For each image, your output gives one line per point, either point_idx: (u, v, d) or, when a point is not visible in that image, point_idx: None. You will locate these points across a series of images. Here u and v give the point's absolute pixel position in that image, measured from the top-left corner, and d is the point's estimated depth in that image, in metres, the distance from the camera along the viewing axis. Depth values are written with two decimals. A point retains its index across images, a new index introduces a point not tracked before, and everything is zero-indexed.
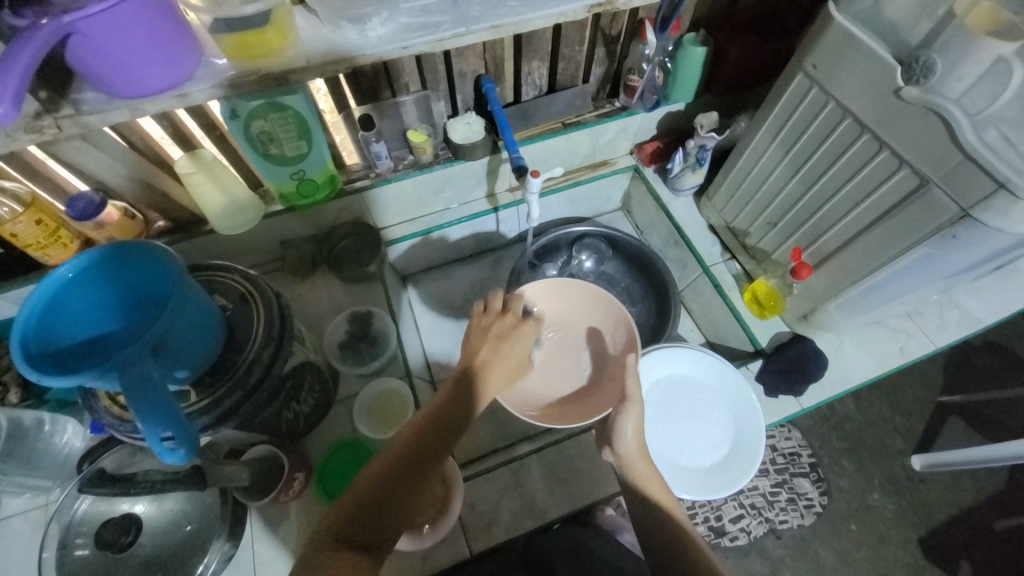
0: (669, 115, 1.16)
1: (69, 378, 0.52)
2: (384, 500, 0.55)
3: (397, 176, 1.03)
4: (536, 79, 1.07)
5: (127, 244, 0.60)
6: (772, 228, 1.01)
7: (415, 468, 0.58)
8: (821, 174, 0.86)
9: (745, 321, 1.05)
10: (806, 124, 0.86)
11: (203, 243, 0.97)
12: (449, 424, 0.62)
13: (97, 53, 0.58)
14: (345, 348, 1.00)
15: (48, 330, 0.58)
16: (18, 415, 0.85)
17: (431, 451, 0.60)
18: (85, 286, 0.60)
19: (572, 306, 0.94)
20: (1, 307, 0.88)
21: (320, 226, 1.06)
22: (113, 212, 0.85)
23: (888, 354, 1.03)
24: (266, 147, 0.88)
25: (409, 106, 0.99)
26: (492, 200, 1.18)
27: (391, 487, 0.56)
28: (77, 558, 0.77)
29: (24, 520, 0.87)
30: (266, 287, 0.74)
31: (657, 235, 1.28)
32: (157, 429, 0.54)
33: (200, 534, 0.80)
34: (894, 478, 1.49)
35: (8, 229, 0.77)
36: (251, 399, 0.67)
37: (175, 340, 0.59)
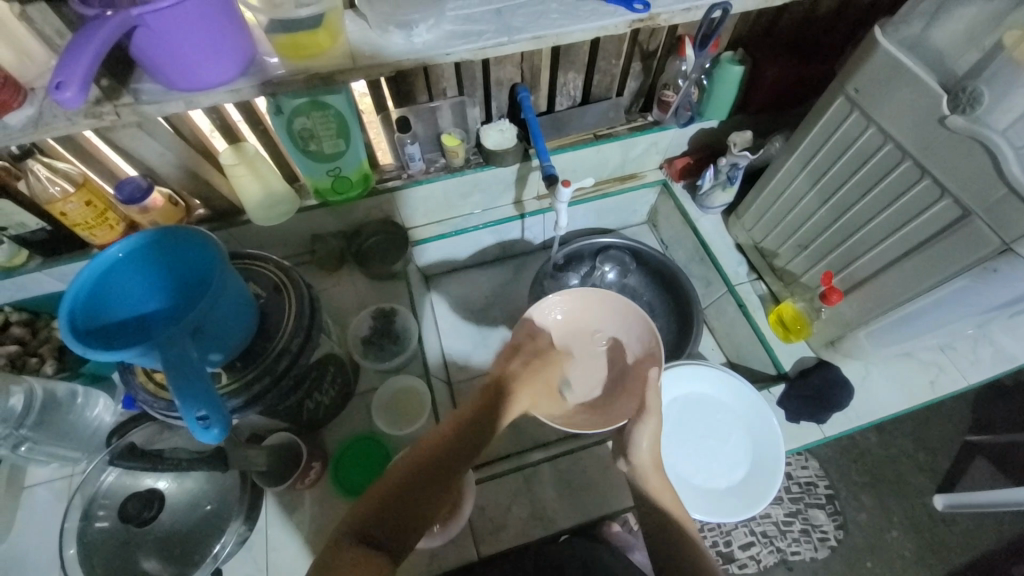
0: (701, 131, 1.15)
1: (115, 353, 0.55)
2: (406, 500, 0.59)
3: (429, 178, 1.05)
4: (571, 90, 1.08)
5: (174, 229, 0.63)
6: (803, 250, 1.00)
7: (439, 470, 0.62)
8: (856, 199, 0.85)
9: (769, 343, 1.04)
10: (844, 148, 0.85)
11: (238, 232, 1.00)
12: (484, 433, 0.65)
13: (160, 46, 0.61)
14: (367, 344, 1.01)
15: (96, 308, 0.61)
16: (53, 387, 0.88)
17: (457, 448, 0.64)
18: (132, 267, 0.63)
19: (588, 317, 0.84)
20: (46, 282, 0.92)
21: (350, 223, 1.08)
22: (158, 198, 0.88)
23: (917, 387, 1.00)
24: (306, 143, 0.91)
25: (445, 110, 1.01)
26: (519, 206, 1.20)
27: (413, 488, 0.60)
28: (98, 530, 0.80)
29: (49, 489, 0.90)
30: (298, 279, 0.76)
31: (682, 251, 1.27)
32: (191, 408, 0.55)
33: (218, 515, 0.82)
34: (915, 517, 1.43)
35: (60, 208, 0.81)
36: (278, 386, 0.69)
37: (213, 324, 0.61)
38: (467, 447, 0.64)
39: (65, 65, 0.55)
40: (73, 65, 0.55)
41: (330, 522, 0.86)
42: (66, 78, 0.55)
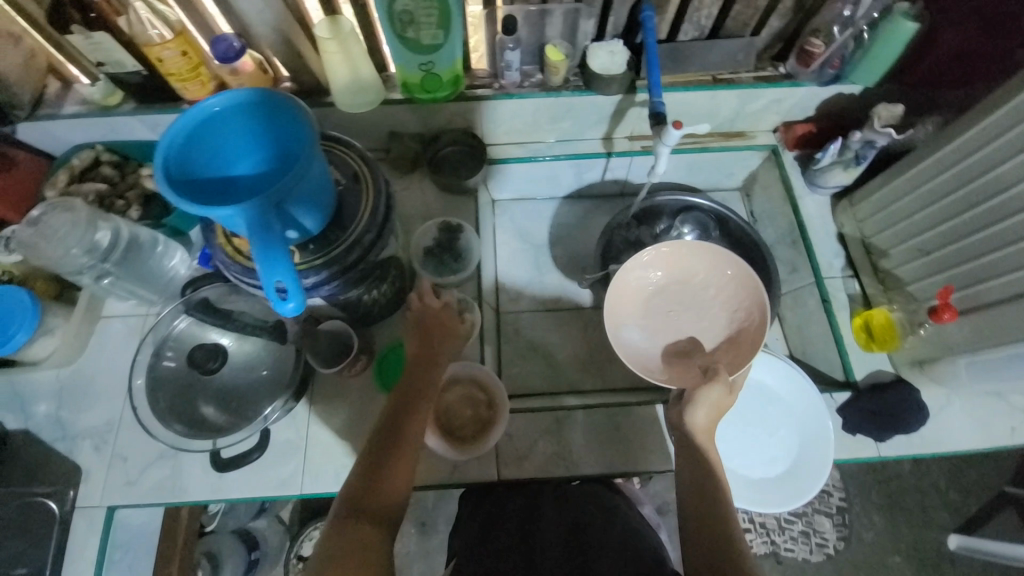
0: (837, 96, 1.00)
1: (204, 209, 0.54)
2: (371, 475, 0.67)
3: (521, 93, 0.96)
4: (701, 19, 0.94)
5: (272, 95, 0.61)
6: (922, 256, 0.88)
7: (387, 454, 0.69)
8: (1016, 210, 0.72)
9: (846, 348, 0.95)
10: (1019, 148, 0.71)
11: (319, 113, 0.97)
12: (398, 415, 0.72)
13: None
14: (428, 256, 1.00)
15: (189, 161, 0.60)
16: (137, 231, 0.93)
17: (406, 402, 0.75)
18: (227, 126, 0.61)
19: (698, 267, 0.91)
20: (138, 127, 0.94)
21: (429, 127, 1.03)
22: (249, 62, 0.86)
23: (997, 430, 0.90)
24: (403, 28, 0.84)
25: (555, 17, 0.91)
26: (607, 143, 1.10)
27: (377, 461, 0.68)
28: (164, 368, 0.87)
29: (124, 323, 0.98)
30: (378, 171, 0.73)
31: (772, 229, 1.16)
32: (270, 277, 0.56)
33: (269, 382, 0.87)
34: (925, 549, 1.39)
35: (157, 54, 0.80)
36: (346, 276, 0.69)
37: (298, 200, 0.60)
38: (408, 400, 0.75)
39: None
40: None
41: (365, 413, 0.90)
42: None
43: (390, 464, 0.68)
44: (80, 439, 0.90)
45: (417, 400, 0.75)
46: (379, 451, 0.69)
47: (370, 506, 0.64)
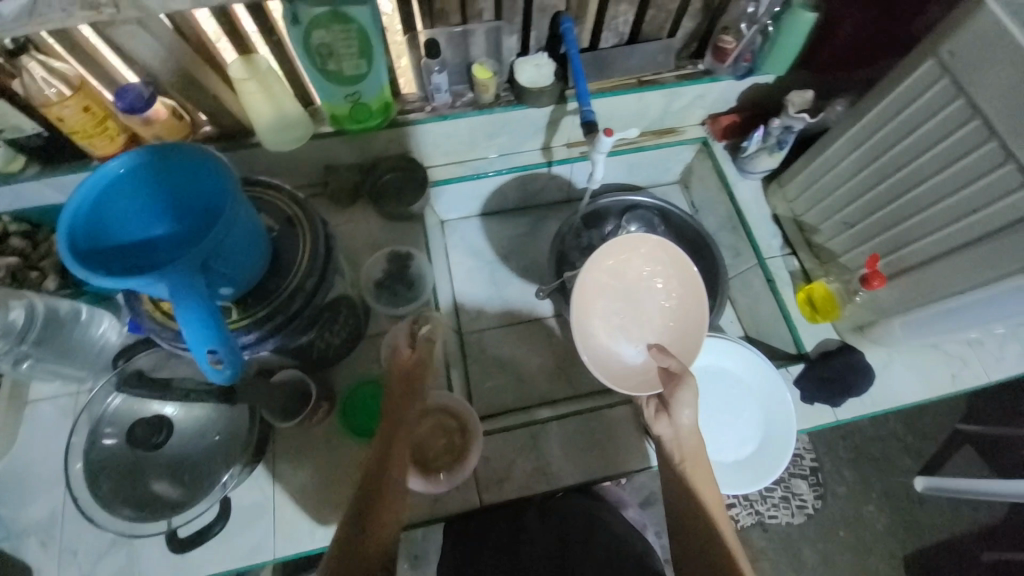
0: (754, 86, 1.05)
1: (118, 281, 0.51)
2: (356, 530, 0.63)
3: (455, 113, 0.96)
4: (619, 26, 0.97)
5: (182, 148, 0.57)
6: (848, 229, 0.94)
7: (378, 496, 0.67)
8: (922, 180, 0.78)
9: (794, 322, 1.00)
10: (918, 122, 0.77)
11: (247, 155, 0.93)
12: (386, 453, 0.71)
13: None
14: (380, 287, 0.98)
15: (97, 228, 0.56)
16: (55, 304, 0.86)
17: (386, 446, 0.72)
18: (135, 187, 0.57)
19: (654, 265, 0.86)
20: (44, 192, 0.87)
21: (366, 156, 1.01)
22: (161, 111, 0.81)
23: (937, 379, 0.98)
24: (323, 61, 0.82)
25: (478, 36, 0.91)
26: (546, 153, 1.11)
27: (361, 511, 0.65)
28: (104, 447, 0.80)
29: (55, 404, 0.90)
30: (313, 212, 0.71)
31: (713, 216, 1.21)
32: (203, 344, 0.53)
33: (225, 447, 0.82)
34: (893, 494, 1.47)
35: (56, 113, 0.74)
36: (292, 326, 0.66)
37: (224, 257, 0.57)
38: (387, 442, 0.72)
39: None
40: None
41: (334, 459, 0.86)
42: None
43: (374, 512, 0.66)
44: (24, 536, 0.81)
45: (395, 441, 0.73)
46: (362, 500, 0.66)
47: (356, 562, 0.60)
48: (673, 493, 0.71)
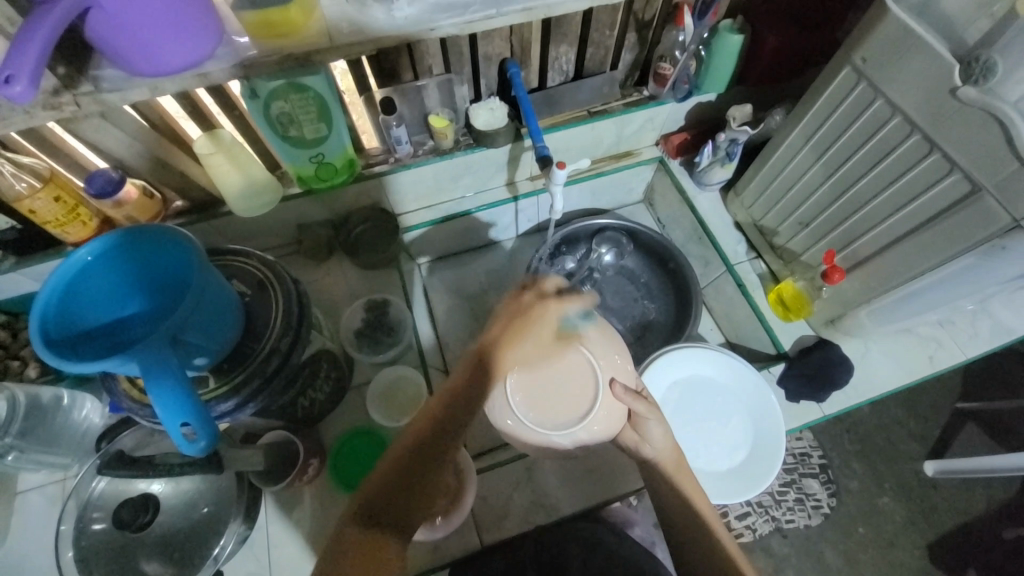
0: (698, 105, 1.11)
1: (93, 365, 0.52)
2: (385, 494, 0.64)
3: (417, 162, 1.00)
4: (563, 65, 1.02)
5: (149, 229, 0.59)
6: (804, 228, 0.98)
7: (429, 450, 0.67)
8: (859, 176, 0.83)
9: (769, 323, 1.03)
10: (848, 124, 0.81)
11: (219, 224, 0.95)
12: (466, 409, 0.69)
13: (117, 27, 0.55)
14: (360, 336, 1.00)
15: (68, 314, 0.57)
16: (37, 392, 0.86)
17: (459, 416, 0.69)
18: (105, 271, 0.59)
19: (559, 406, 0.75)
20: (21, 282, 0.88)
21: (337, 211, 1.04)
22: (132, 190, 0.84)
23: (915, 362, 1.00)
24: (285, 129, 0.85)
25: (431, 90, 0.96)
26: (511, 188, 1.15)
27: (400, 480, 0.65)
28: (94, 532, 0.79)
29: (42, 494, 0.89)
30: (283, 274, 0.73)
31: (679, 230, 1.25)
32: (176, 419, 0.53)
33: (215, 517, 0.81)
34: (905, 482, 1.46)
35: (28, 206, 0.76)
36: (270, 387, 0.68)
37: (195, 329, 0.59)
38: (462, 413, 0.69)
39: (12, 56, 0.50)
40: (19, 56, 0.50)
41: (331, 515, 0.87)
42: (14, 71, 0.50)
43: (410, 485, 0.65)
44: None
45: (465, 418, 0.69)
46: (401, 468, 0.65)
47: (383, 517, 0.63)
48: (669, 506, 0.73)
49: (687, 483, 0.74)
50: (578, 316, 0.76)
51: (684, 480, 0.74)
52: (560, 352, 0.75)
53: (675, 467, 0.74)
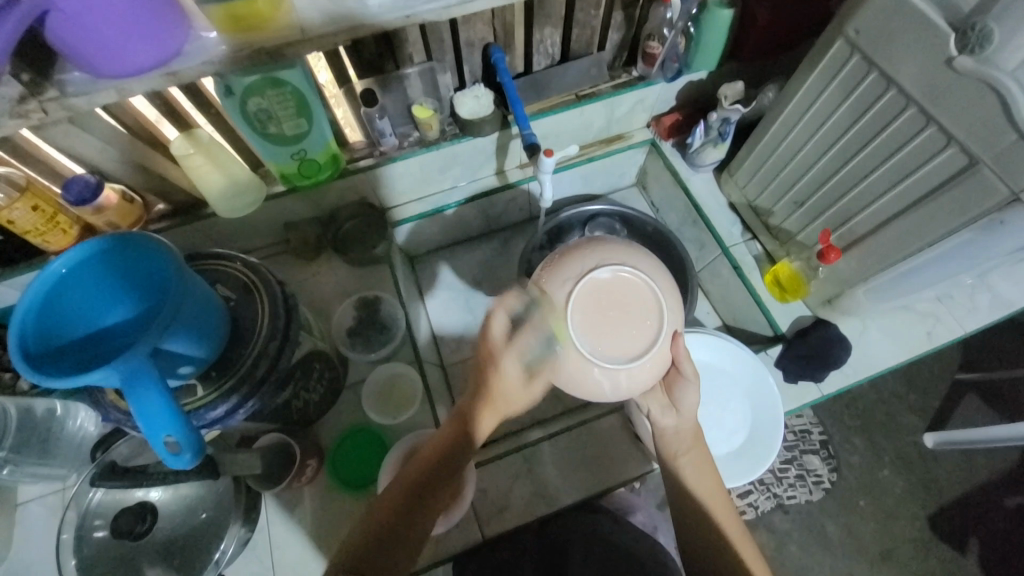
0: (689, 84, 1.08)
1: (74, 380, 0.51)
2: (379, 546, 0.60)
3: (403, 154, 0.97)
4: (548, 48, 1.00)
5: (126, 238, 0.58)
6: (798, 208, 0.97)
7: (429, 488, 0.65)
8: (854, 152, 0.81)
9: (765, 305, 1.03)
10: (842, 98, 0.79)
11: (204, 226, 0.93)
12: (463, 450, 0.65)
13: (75, 28, 0.52)
14: (353, 334, 0.99)
15: (47, 327, 0.56)
16: (30, 404, 0.86)
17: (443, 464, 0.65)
18: (82, 283, 0.58)
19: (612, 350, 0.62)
20: (6, 294, 0.87)
21: (323, 209, 1.02)
22: (112, 195, 0.82)
23: (914, 339, 0.99)
24: (264, 126, 0.83)
25: (413, 79, 0.93)
26: (501, 177, 1.13)
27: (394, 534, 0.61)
28: (96, 541, 0.79)
29: (42, 504, 0.89)
30: (267, 276, 0.72)
31: (674, 213, 1.24)
32: (159, 431, 0.53)
33: (215, 521, 0.81)
34: (905, 455, 1.47)
35: (5, 217, 0.74)
36: (261, 392, 0.67)
37: (179, 337, 0.58)
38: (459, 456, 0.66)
39: None
40: None
41: (333, 514, 0.87)
42: None
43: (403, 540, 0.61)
44: None
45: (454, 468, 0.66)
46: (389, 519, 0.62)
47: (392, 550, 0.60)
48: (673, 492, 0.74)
49: (697, 462, 0.74)
50: (641, 259, 0.67)
51: (687, 462, 0.74)
52: (631, 286, 0.63)
53: (684, 445, 0.75)
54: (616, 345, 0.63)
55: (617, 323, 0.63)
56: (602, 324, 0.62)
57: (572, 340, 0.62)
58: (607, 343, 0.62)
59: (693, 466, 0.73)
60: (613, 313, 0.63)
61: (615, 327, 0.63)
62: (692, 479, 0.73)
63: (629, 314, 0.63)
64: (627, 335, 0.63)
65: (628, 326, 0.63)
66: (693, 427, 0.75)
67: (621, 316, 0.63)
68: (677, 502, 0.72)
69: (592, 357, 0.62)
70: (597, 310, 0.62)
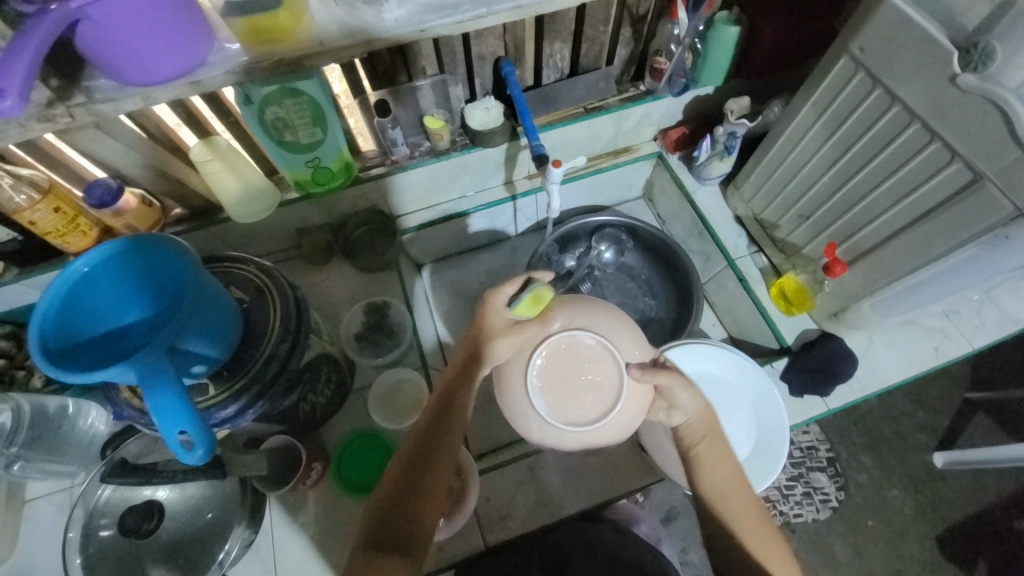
0: (696, 99, 1.09)
1: (92, 375, 0.52)
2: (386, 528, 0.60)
3: (414, 163, 0.99)
4: (558, 62, 1.02)
5: (146, 239, 0.60)
6: (804, 221, 0.97)
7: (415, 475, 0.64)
8: (860, 167, 0.82)
9: (771, 317, 1.03)
10: (847, 114, 0.80)
11: (219, 230, 0.96)
12: (441, 432, 0.67)
13: (106, 38, 0.55)
14: (361, 340, 1.00)
15: (68, 323, 0.58)
16: (42, 401, 0.87)
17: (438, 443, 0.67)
18: (102, 282, 0.60)
19: (556, 400, 0.65)
20: (24, 292, 0.89)
21: (335, 215, 1.04)
22: (131, 199, 0.84)
23: (921, 354, 0.99)
24: (280, 134, 0.85)
25: (426, 90, 0.95)
26: (509, 187, 1.15)
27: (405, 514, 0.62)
28: (102, 539, 0.79)
29: (49, 502, 0.90)
30: (281, 280, 0.74)
31: (680, 225, 1.25)
32: (173, 427, 0.53)
33: (221, 521, 0.81)
34: (915, 474, 1.44)
35: (28, 217, 0.77)
36: (271, 393, 0.68)
37: (193, 336, 0.59)
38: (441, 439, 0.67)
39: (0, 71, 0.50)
40: (7, 70, 0.50)
41: (336, 518, 0.87)
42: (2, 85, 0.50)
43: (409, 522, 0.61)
44: None
45: (447, 447, 0.67)
46: (392, 499, 0.62)
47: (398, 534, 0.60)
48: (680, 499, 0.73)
49: (708, 455, 0.71)
50: (634, 346, 0.67)
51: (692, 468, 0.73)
52: (604, 363, 0.65)
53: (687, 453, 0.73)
54: (560, 399, 0.65)
55: (571, 386, 0.65)
56: (556, 381, 0.65)
57: (524, 373, 0.66)
58: (553, 398, 0.65)
59: (705, 463, 0.71)
60: (576, 379, 0.65)
61: (567, 390, 0.65)
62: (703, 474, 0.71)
63: (588, 384, 0.65)
64: (577, 401, 0.65)
65: (583, 400, 0.65)
66: (704, 419, 0.73)
67: (584, 380, 0.65)
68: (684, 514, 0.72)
69: (535, 397, 0.65)
70: (564, 363, 0.65)
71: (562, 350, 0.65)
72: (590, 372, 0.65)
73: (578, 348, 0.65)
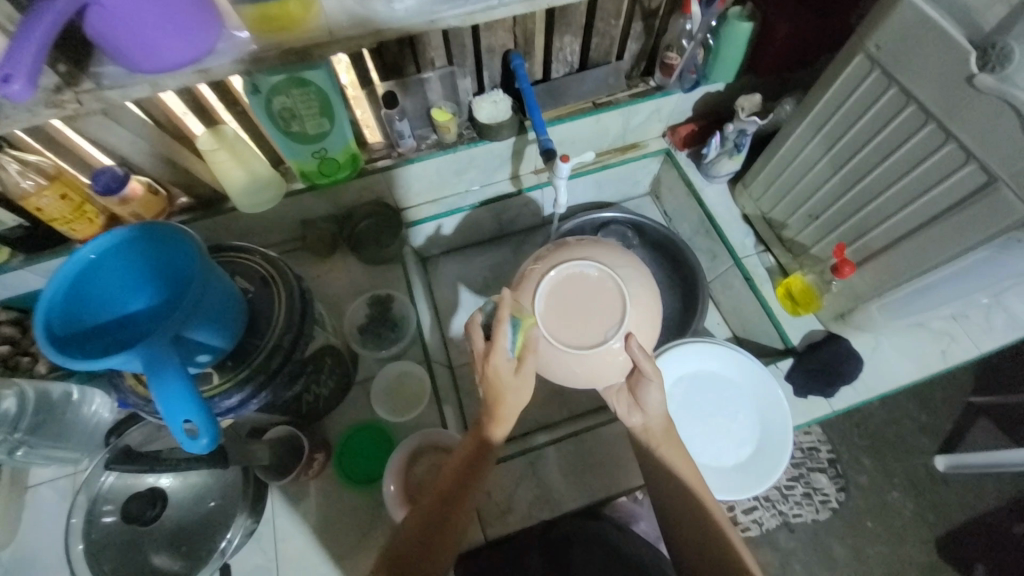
0: (706, 95, 1.08)
1: (98, 361, 0.53)
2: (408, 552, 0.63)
3: (420, 156, 0.98)
4: (567, 56, 1.01)
5: (154, 227, 0.60)
6: (813, 221, 0.96)
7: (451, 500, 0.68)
8: (871, 167, 0.81)
9: (776, 317, 1.02)
10: (860, 113, 0.79)
11: (224, 220, 0.96)
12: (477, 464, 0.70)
13: (114, 23, 0.54)
14: (364, 332, 1.00)
15: (74, 310, 0.58)
16: (47, 388, 0.88)
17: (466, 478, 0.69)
18: (108, 269, 0.60)
19: (572, 284, 0.70)
20: (31, 279, 0.89)
21: (340, 207, 1.04)
22: (137, 187, 0.84)
23: (926, 358, 0.98)
24: (287, 124, 0.84)
25: (434, 82, 0.95)
26: (516, 181, 1.14)
27: (427, 526, 0.65)
28: (105, 525, 0.80)
29: (53, 487, 0.91)
30: (286, 270, 0.74)
31: (687, 223, 1.24)
32: (178, 417, 0.54)
33: (222, 511, 0.82)
34: (916, 478, 1.44)
35: (34, 204, 0.77)
36: (274, 383, 0.68)
37: (199, 325, 0.59)
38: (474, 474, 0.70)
39: (10, 56, 0.50)
40: (17, 55, 0.49)
41: (338, 508, 0.88)
42: (11, 70, 0.50)
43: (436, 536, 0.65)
44: None
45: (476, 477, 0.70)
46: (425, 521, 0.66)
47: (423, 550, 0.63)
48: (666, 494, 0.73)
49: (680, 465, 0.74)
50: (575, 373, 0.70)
51: (668, 449, 0.76)
52: (589, 336, 0.69)
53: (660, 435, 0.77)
54: (573, 289, 0.70)
55: (577, 305, 0.69)
56: (571, 311, 0.69)
57: (604, 260, 0.71)
58: (572, 292, 0.70)
59: (672, 457, 0.75)
60: (582, 317, 0.69)
61: (577, 305, 0.69)
62: (680, 476, 0.73)
63: (569, 315, 0.69)
64: (551, 307, 0.69)
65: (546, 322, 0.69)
66: (663, 423, 0.77)
67: (590, 310, 0.69)
68: (671, 515, 0.71)
69: (577, 265, 0.70)
70: (603, 308, 0.69)
71: (602, 317, 0.69)
72: (566, 337, 0.69)
73: (612, 333, 0.69)
